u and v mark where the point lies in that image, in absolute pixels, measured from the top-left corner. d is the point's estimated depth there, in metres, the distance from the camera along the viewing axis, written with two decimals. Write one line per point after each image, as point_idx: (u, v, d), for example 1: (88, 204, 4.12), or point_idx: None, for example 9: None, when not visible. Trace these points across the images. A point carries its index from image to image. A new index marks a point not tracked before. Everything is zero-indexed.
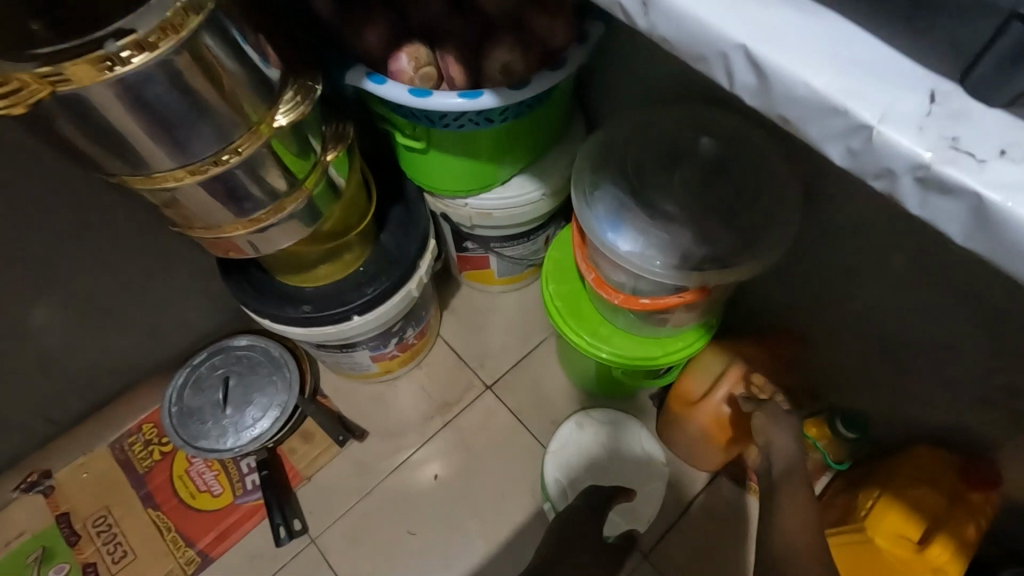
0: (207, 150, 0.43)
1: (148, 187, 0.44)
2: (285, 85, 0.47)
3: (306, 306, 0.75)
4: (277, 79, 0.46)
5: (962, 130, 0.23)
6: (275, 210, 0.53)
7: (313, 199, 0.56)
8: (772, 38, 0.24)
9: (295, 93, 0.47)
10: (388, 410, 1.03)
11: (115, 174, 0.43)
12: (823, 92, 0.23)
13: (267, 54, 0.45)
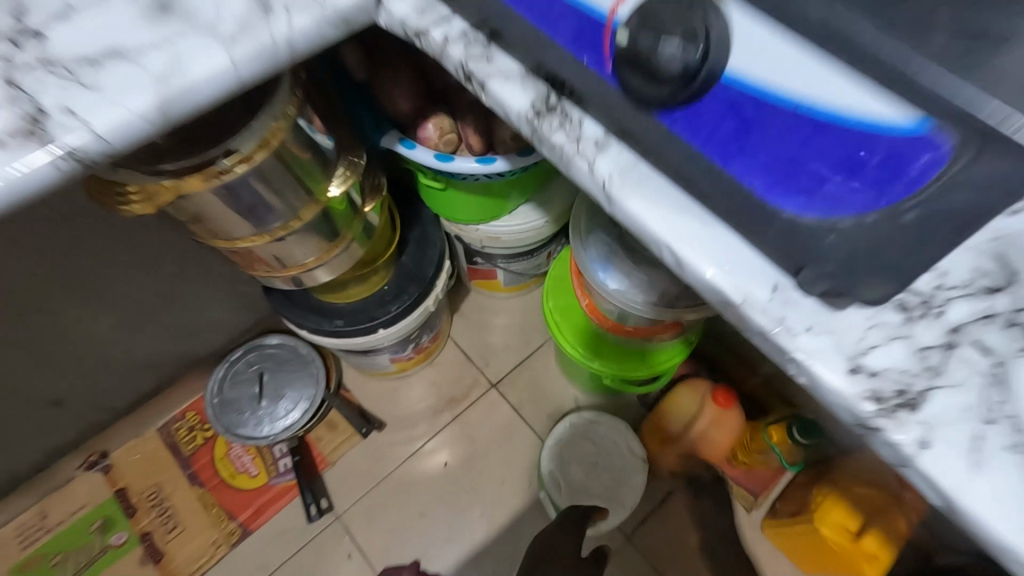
0: (278, 219, 0.55)
1: (225, 246, 0.55)
2: (336, 160, 0.58)
3: (338, 321, 0.87)
4: (332, 157, 0.57)
5: (791, 311, 0.28)
6: (322, 254, 0.65)
7: (352, 242, 0.68)
8: (665, 223, 0.30)
9: (345, 169, 0.58)
10: (402, 403, 1.15)
11: (202, 237, 0.54)
12: (707, 275, 0.29)
13: (314, 121, 0.53)
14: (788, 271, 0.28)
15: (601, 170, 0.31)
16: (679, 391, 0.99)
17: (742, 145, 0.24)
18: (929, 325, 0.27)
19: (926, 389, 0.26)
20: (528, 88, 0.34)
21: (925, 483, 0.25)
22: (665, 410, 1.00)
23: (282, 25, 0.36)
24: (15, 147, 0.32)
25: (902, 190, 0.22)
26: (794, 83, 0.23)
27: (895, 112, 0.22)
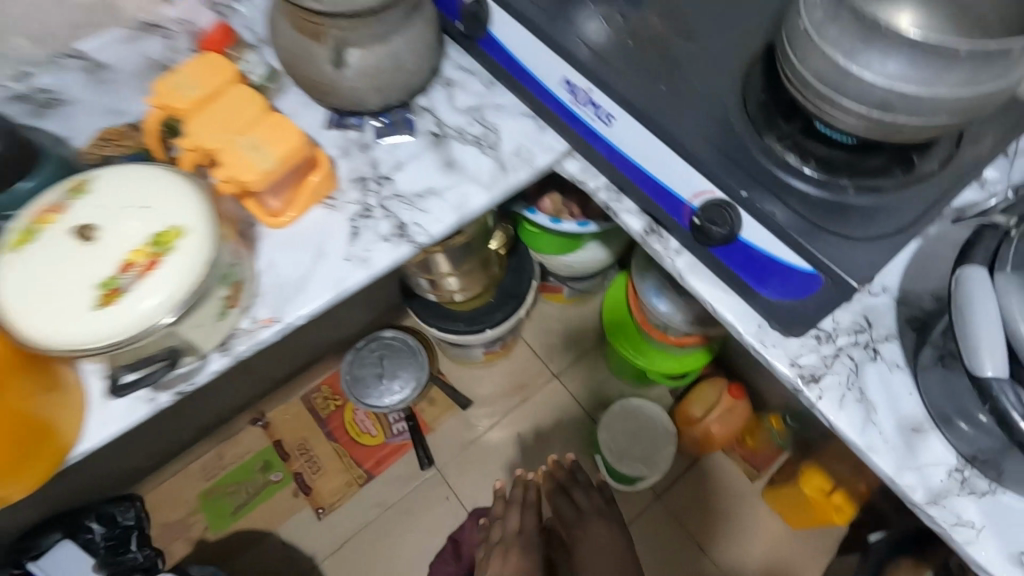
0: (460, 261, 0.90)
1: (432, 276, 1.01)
2: (495, 229, 1.01)
3: (459, 322, 1.21)
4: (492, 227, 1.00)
5: (766, 336, 0.60)
6: (473, 282, 1.08)
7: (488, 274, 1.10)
8: (709, 291, 0.62)
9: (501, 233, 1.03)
10: (485, 385, 1.49)
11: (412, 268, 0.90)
12: (728, 317, 0.61)
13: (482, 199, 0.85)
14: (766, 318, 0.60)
15: (678, 264, 0.64)
16: (702, 387, 1.31)
17: (745, 265, 0.59)
18: (828, 345, 0.59)
19: (824, 374, 0.58)
20: (640, 219, 0.67)
21: (821, 415, 0.57)
22: (689, 402, 1.31)
23: (513, 177, 0.70)
24: (396, 241, 0.66)
25: (805, 293, 0.55)
26: (764, 243, 0.56)
27: (804, 263, 0.54)
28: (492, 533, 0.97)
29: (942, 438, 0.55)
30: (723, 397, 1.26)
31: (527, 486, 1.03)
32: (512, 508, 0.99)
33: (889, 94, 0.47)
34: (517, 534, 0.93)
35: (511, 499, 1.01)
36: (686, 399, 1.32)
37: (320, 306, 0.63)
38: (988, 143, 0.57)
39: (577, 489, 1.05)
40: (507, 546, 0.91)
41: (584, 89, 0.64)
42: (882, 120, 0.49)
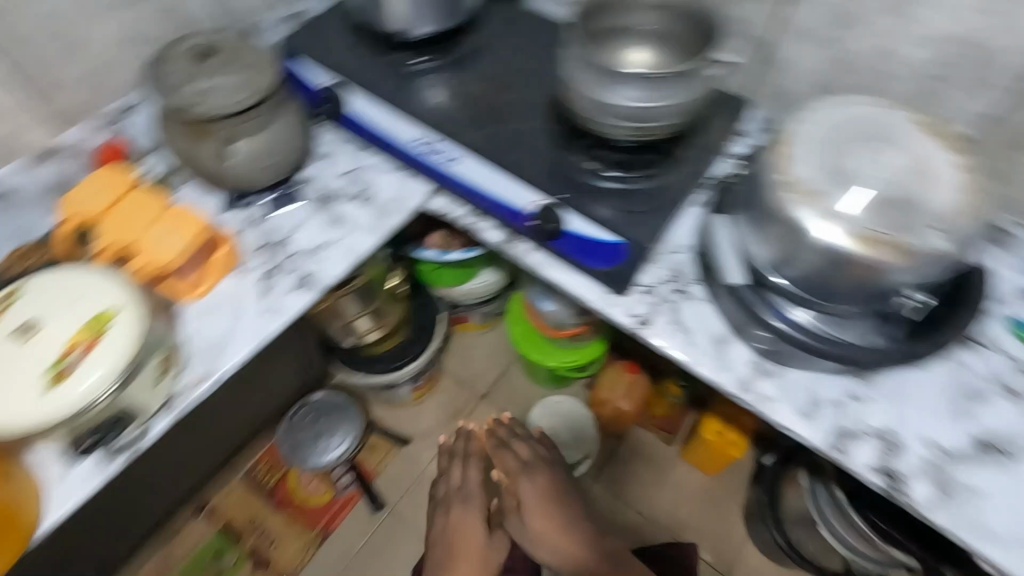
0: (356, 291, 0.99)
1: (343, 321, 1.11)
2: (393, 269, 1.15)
3: (378, 362, 1.32)
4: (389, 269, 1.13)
5: (606, 299, 0.77)
6: (383, 324, 1.19)
7: (395, 314, 1.21)
8: (560, 275, 0.78)
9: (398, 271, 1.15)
10: (420, 421, 1.59)
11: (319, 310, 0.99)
12: (577, 292, 0.78)
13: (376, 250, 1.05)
14: (605, 285, 0.77)
15: (533, 260, 0.80)
16: (606, 374, 1.47)
17: (579, 249, 0.76)
18: (649, 296, 0.78)
19: (652, 317, 0.77)
20: (498, 232, 0.82)
21: (658, 347, 0.76)
22: (599, 388, 1.48)
23: (391, 220, 0.84)
24: (303, 289, 0.78)
25: (623, 256, 0.75)
26: (584, 229, 0.75)
27: (612, 236, 0.75)
28: (437, 489, 1.07)
29: (743, 343, 0.74)
30: (625, 376, 1.44)
31: (470, 437, 1.10)
32: (456, 463, 1.08)
33: (635, 109, 0.69)
34: (462, 489, 1.04)
35: (454, 454, 1.08)
36: (597, 386, 1.49)
37: (246, 355, 0.73)
38: (722, 129, 0.79)
39: (517, 440, 1.07)
40: (449, 498, 1.04)
41: (436, 139, 0.84)
42: (642, 128, 0.71)
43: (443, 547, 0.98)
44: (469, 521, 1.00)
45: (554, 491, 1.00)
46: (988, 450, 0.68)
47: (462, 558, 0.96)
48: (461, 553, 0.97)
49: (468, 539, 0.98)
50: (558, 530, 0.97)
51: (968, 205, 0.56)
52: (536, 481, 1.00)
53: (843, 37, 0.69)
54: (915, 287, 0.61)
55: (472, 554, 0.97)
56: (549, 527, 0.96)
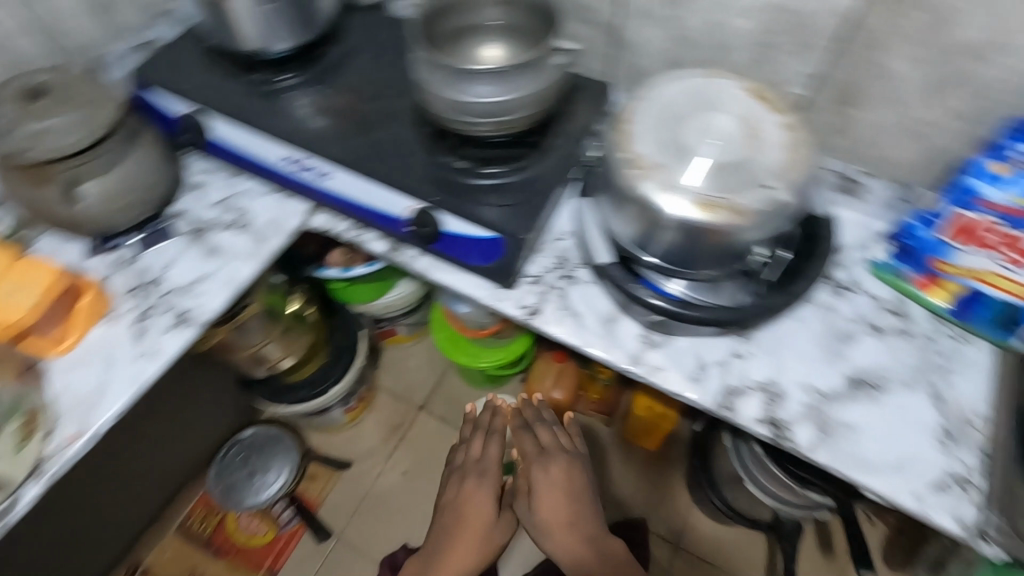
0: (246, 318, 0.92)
1: (246, 352, 1.07)
2: (291, 290, 1.12)
3: (301, 389, 1.29)
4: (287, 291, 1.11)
5: (496, 294, 0.78)
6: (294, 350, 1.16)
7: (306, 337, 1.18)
8: (448, 276, 0.79)
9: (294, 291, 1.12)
10: (359, 442, 1.57)
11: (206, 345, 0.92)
12: (467, 290, 0.78)
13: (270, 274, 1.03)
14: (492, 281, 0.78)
15: (421, 265, 0.80)
16: (536, 367, 1.47)
17: (459, 249, 0.76)
18: (536, 285, 0.79)
19: (541, 305, 0.78)
20: (383, 242, 0.82)
21: (550, 333, 0.77)
22: (532, 384, 1.47)
23: (271, 244, 0.82)
24: (180, 328, 0.75)
25: (501, 252, 0.75)
26: (460, 228, 0.75)
27: (487, 231, 0.74)
28: (456, 456, 1.07)
29: (629, 319, 0.77)
30: (555, 367, 1.44)
31: (497, 412, 1.07)
32: (478, 436, 1.05)
33: (490, 105, 0.70)
34: (479, 464, 1.02)
35: (478, 425, 1.05)
36: (530, 382, 1.48)
37: (123, 405, 0.69)
38: (586, 114, 0.81)
39: (541, 427, 1.02)
40: (465, 473, 1.02)
41: (302, 156, 0.82)
42: (501, 121, 0.72)
43: (450, 519, 0.98)
44: (479, 498, 0.99)
45: (570, 486, 0.96)
46: (860, 387, 0.72)
47: (464, 537, 0.96)
48: (466, 532, 0.97)
49: (475, 516, 0.97)
50: (563, 524, 0.94)
51: (799, 158, 0.59)
52: (557, 467, 0.97)
53: (679, 15, 0.72)
54: (762, 242, 0.64)
55: (475, 536, 0.96)
56: (555, 517, 0.94)
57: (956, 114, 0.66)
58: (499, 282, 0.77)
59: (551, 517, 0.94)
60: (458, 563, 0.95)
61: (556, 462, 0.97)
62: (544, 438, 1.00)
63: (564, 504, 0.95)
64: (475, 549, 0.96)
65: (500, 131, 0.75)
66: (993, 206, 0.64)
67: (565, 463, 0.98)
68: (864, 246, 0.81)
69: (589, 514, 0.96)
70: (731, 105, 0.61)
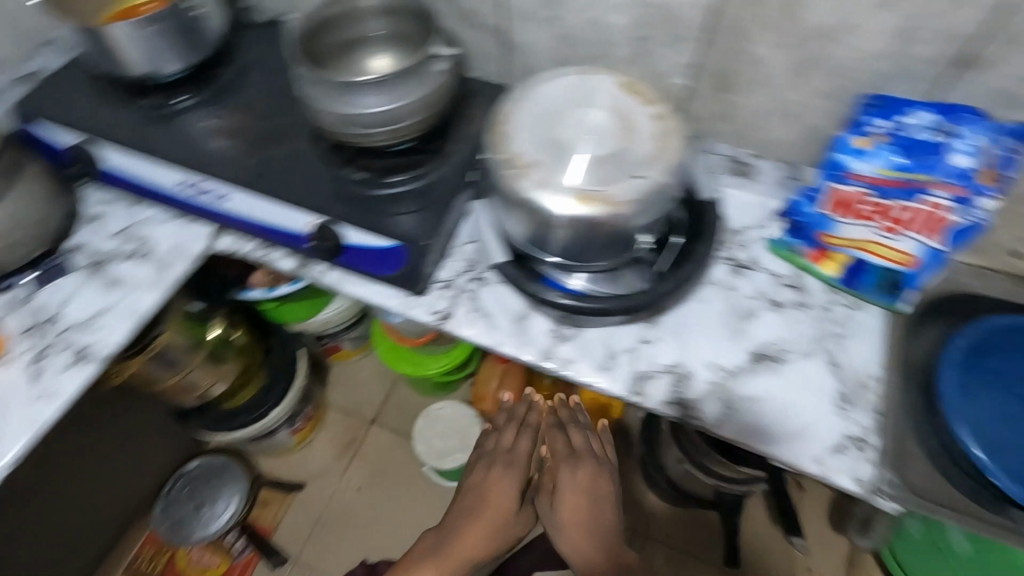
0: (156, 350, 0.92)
1: (166, 382, 1.04)
2: (212, 316, 1.09)
3: (240, 415, 1.27)
4: (207, 318, 1.07)
5: (407, 302, 0.78)
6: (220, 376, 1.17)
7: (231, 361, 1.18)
8: (359, 289, 0.78)
9: (217, 318, 1.10)
10: (312, 462, 1.56)
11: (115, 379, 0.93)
12: (378, 300, 0.78)
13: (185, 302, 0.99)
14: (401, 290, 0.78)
15: (330, 279, 0.79)
16: (483, 371, 1.47)
17: (362, 260, 0.76)
18: (447, 289, 0.80)
19: (453, 308, 0.79)
20: (290, 259, 0.80)
21: (464, 334, 0.77)
22: (480, 389, 1.47)
23: (174, 270, 0.80)
24: (79, 365, 0.72)
25: (402, 259, 0.74)
26: (360, 240, 0.75)
27: (386, 240, 0.75)
28: (485, 441, 1.00)
29: (540, 315, 0.78)
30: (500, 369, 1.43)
31: (533, 406, 0.99)
32: (507, 426, 0.98)
33: (378, 116, 0.70)
34: (508, 453, 0.95)
35: (512, 415, 0.99)
36: (477, 386, 1.48)
37: (19, 450, 0.67)
38: (483, 117, 0.82)
39: (575, 430, 0.94)
40: (492, 460, 0.96)
41: (199, 179, 0.81)
42: (393, 130, 0.72)
43: (471, 502, 0.94)
44: (503, 488, 0.93)
45: (596, 492, 0.90)
46: (762, 360, 0.75)
47: (483, 522, 0.92)
48: (486, 520, 0.92)
49: (496, 504, 0.92)
50: (581, 529, 0.89)
51: (670, 147, 0.61)
52: (586, 472, 0.91)
53: (558, 15, 0.74)
54: (648, 230, 0.64)
55: (490, 526, 0.92)
56: (574, 521, 0.89)
57: (820, 94, 0.69)
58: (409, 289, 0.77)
59: (569, 520, 0.89)
60: (471, 548, 0.92)
61: (583, 468, 0.91)
62: (577, 442, 0.93)
63: (585, 511, 0.89)
64: (493, 538, 0.92)
65: (395, 140, 0.75)
66: (860, 176, 0.68)
67: (593, 471, 0.91)
68: (762, 225, 0.84)
69: (608, 524, 0.90)
70: (603, 98, 0.62)
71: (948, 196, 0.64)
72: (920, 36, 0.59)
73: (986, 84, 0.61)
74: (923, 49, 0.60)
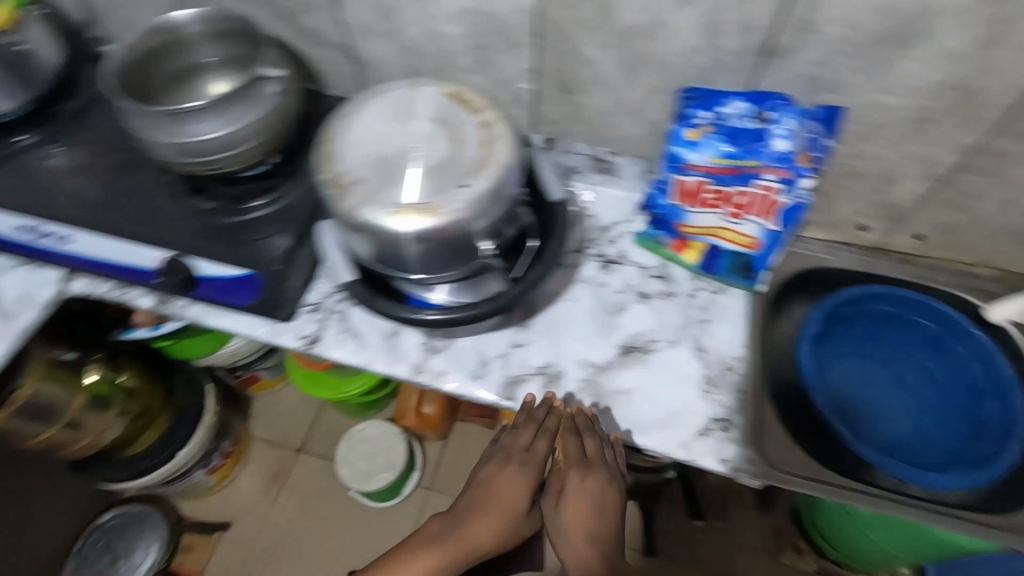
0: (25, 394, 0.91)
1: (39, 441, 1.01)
2: (86, 365, 1.05)
3: (145, 461, 1.21)
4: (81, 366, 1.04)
5: (273, 329, 0.76)
6: (110, 424, 1.12)
7: (121, 407, 1.12)
8: (220, 320, 0.75)
9: (92, 365, 1.05)
10: (237, 499, 1.51)
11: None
12: (241, 330, 0.75)
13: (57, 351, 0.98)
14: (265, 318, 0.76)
15: (191, 313, 0.76)
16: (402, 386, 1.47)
17: (218, 291, 0.73)
18: (315, 312, 0.78)
19: (322, 330, 0.77)
20: (147, 297, 0.77)
21: (334, 356, 0.76)
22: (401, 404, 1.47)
23: (20, 320, 0.75)
24: None
25: (257, 287, 0.73)
26: (212, 269, 0.73)
27: (240, 268, 0.73)
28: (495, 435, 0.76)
29: (411, 329, 0.77)
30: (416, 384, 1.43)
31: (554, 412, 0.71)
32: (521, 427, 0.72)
33: (218, 142, 0.68)
34: (525, 452, 0.71)
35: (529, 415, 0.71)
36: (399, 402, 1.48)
37: None
38: None
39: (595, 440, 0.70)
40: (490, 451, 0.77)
41: (36, 224, 0.77)
42: (235, 154, 0.70)
43: (474, 495, 0.71)
44: (510, 493, 0.70)
45: (606, 506, 0.70)
46: (630, 353, 0.76)
47: (487, 519, 0.69)
48: (487, 520, 0.69)
49: (501, 512, 0.69)
50: (587, 545, 0.69)
51: (497, 153, 0.61)
52: (603, 479, 0.70)
53: (396, 28, 0.74)
54: (488, 236, 0.65)
55: (494, 526, 0.69)
56: (578, 531, 0.69)
57: (653, 89, 0.71)
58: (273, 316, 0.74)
59: (577, 534, 0.69)
60: (465, 554, 0.69)
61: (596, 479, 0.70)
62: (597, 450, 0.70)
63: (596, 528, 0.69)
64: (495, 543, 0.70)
65: (243, 164, 0.73)
66: (696, 166, 0.70)
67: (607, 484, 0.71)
68: (629, 219, 0.86)
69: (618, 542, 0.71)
70: (428, 109, 0.62)
71: (778, 178, 0.66)
72: (724, 29, 0.62)
73: (793, 71, 0.63)
74: (730, 42, 0.62)
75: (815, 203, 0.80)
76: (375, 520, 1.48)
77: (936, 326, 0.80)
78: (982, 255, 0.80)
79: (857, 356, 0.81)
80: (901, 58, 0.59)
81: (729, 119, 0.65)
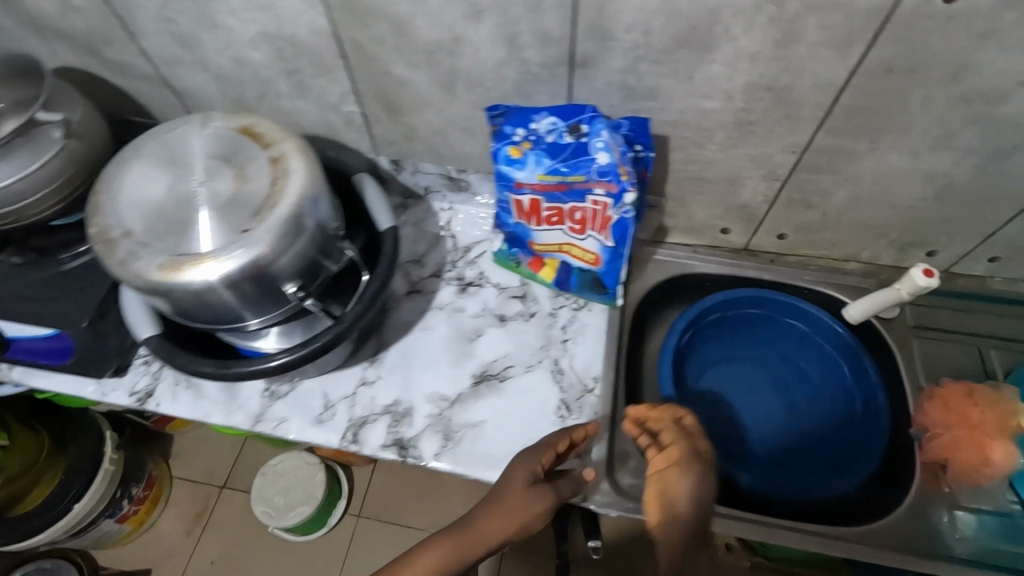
0: None
1: None
2: None
3: (34, 519, 1.13)
4: None
5: (104, 387, 0.72)
6: None
7: None
8: (47, 381, 0.72)
9: None
10: (159, 543, 1.45)
11: None
12: (68, 390, 0.71)
13: None
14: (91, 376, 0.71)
15: (14, 376, 0.72)
16: None
17: (32, 351, 0.70)
18: (149, 364, 0.73)
19: (156, 383, 0.72)
20: None
21: (168, 410, 0.71)
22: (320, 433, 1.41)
23: None
24: None
25: (67, 347, 0.68)
26: (18, 330, 0.68)
27: (44, 329, 0.67)
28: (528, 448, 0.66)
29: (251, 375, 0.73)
30: None
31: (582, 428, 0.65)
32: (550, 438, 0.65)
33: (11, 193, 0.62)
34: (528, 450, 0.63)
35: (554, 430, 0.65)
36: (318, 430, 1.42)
37: None
38: None
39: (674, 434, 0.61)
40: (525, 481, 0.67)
41: None
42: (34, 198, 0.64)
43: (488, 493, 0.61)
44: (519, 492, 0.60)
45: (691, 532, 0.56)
46: (484, 382, 0.73)
47: (497, 514, 0.59)
48: (523, 508, 0.59)
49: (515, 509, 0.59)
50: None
51: (288, 189, 0.57)
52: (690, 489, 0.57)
53: (202, 57, 0.69)
54: (295, 277, 0.61)
55: (530, 517, 0.59)
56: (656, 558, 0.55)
57: (477, 105, 0.67)
58: (95, 373, 0.70)
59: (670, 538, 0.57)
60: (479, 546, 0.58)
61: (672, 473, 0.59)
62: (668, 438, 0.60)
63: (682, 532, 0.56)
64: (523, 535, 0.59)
65: (58, 207, 0.67)
66: (524, 184, 0.66)
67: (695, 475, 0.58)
68: (489, 238, 0.83)
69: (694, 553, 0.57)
70: (212, 149, 0.58)
71: (606, 193, 0.62)
72: (523, 41, 0.58)
73: (604, 80, 0.60)
74: (533, 53, 0.59)
75: (671, 208, 0.76)
76: (304, 554, 1.42)
77: (805, 325, 0.77)
78: (847, 249, 0.77)
79: (732, 363, 0.78)
80: (705, 62, 0.56)
81: (546, 135, 0.61)
